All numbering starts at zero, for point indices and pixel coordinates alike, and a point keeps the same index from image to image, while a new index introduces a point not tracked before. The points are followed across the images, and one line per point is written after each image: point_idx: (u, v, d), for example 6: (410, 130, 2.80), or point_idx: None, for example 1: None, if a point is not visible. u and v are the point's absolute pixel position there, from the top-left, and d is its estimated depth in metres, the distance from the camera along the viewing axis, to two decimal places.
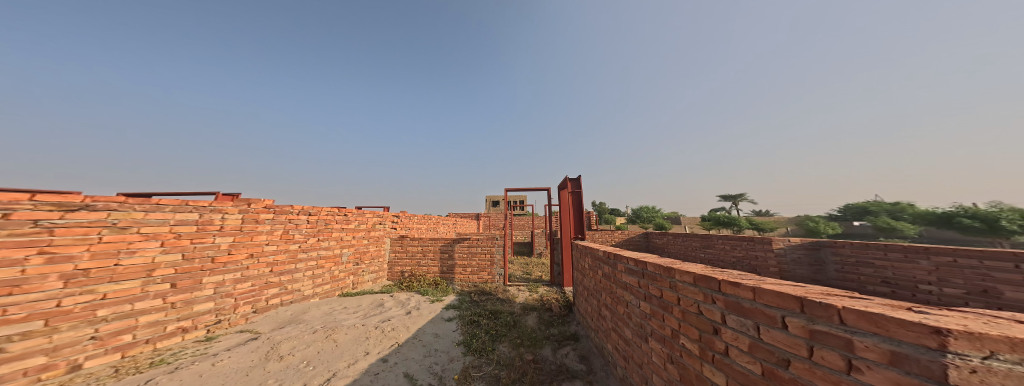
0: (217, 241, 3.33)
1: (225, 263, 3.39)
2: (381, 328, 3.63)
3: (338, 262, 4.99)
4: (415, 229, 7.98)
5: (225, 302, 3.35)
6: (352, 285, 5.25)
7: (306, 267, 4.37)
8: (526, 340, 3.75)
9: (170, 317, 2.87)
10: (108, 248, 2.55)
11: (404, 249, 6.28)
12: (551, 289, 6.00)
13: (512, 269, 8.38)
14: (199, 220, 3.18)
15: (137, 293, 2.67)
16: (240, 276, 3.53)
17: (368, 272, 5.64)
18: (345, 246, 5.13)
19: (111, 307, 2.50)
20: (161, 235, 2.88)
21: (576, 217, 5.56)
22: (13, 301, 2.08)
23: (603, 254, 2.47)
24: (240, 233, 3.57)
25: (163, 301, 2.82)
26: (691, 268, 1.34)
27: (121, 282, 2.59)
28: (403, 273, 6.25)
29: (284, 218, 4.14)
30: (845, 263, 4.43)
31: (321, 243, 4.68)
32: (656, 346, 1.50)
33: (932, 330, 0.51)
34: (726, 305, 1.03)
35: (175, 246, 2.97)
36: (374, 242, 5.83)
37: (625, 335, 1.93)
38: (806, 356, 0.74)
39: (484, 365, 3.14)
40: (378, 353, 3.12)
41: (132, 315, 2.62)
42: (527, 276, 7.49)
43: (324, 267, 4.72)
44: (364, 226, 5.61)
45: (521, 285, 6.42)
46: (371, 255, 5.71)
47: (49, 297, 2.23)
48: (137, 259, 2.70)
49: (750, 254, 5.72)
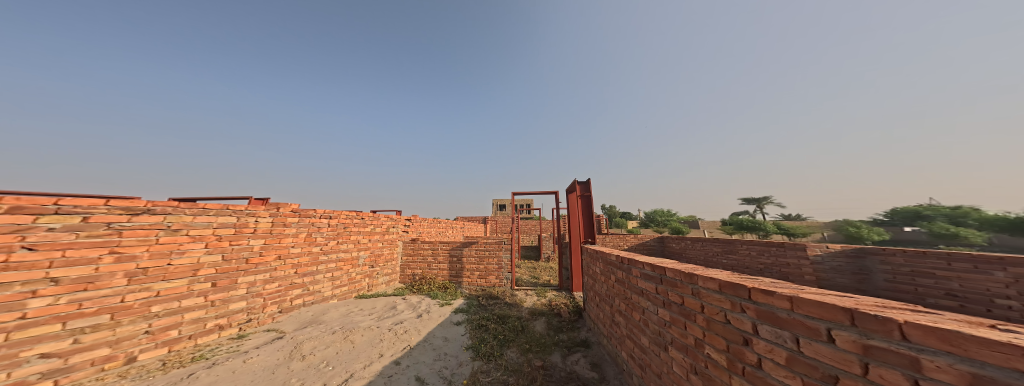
0: (250, 243, 3.46)
1: (257, 264, 3.51)
2: (393, 330, 3.67)
3: (355, 265, 5.09)
4: (424, 232, 8.10)
5: (255, 301, 3.46)
6: (367, 287, 5.33)
7: (326, 269, 4.49)
8: (535, 345, 3.71)
9: (209, 314, 3.01)
10: (163, 249, 2.69)
11: (415, 252, 6.37)
12: (559, 294, 5.95)
13: (519, 274, 8.35)
14: (236, 223, 3.33)
15: (184, 291, 2.80)
16: (268, 277, 3.64)
17: (382, 275, 5.72)
18: (361, 248, 5.23)
19: (162, 303, 2.65)
20: (205, 237, 3.04)
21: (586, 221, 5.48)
22: (87, 296, 2.24)
23: (615, 259, 2.44)
24: (270, 236, 3.70)
25: (205, 299, 2.97)
26: (716, 275, 1.29)
27: (171, 280, 2.73)
28: (414, 276, 6.34)
29: (308, 222, 4.27)
30: (897, 273, 4.07)
31: (339, 246, 4.78)
32: (676, 355, 1.44)
33: (1020, 352, 0.45)
34: (757, 315, 0.98)
35: (216, 248, 3.11)
36: (388, 245, 5.92)
37: (641, 343, 1.87)
38: (858, 374, 0.68)
39: (492, 370, 3.11)
40: (391, 355, 3.14)
41: (179, 311, 2.76)
42: (535, 281, 7.41)
43: (342, 269, 4.83)
44: (379, 229, 5.72)
45: (528, 290, 6.38)
46: (385, 258, 5.80)
47: (115, 293, 2.37)
48: (185, 259, 2.85)
49: (780, 261, 5.50)
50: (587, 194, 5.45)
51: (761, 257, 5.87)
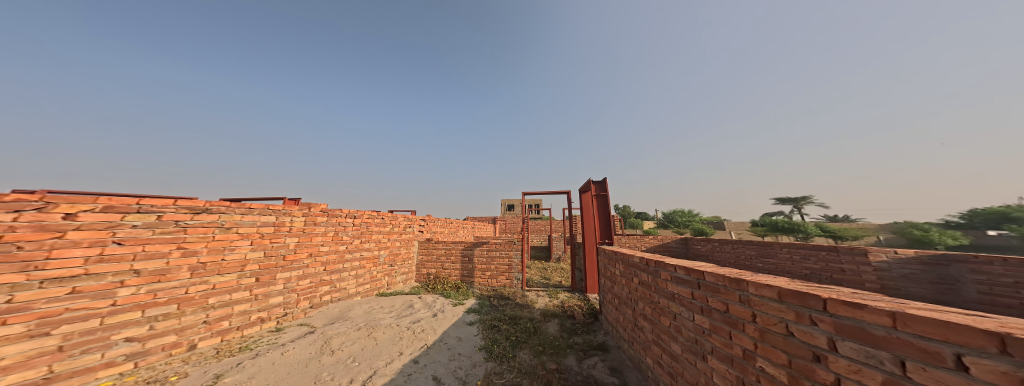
0: (287, 241, 3.64)
1: (292, 261, 3.68)
2: (412, 329, 3.71)
3: (376, 263, 5.19)
4: (437, 232, 8.19)
5: (290, 297, 3.62)
6: (386, 285, 5.44)
7: (350, 267, 4.61)
8: (548, 347, 3.67)
9: (253, 308, 3.22)
10: (217, 245, 2.94)
11: (430, 252, 6.46)
12: (573, 296, 5.87)
13: (530, 274, 8.34)
14: (275, 222, 3.51)
15: (234, 284, 3.05)
16: (301, 274, 3.79)
17: (400, 273, 5.83)
18: (382, 247, 5.33)
19: (217, 296, 2.90)
20: (250, 234, 3.25)
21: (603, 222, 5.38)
22: (161, 286, 2.52)
23: (638, 261, 2.37)
24: (303, 234, 3.86)
25: (250, 293, 3.19)
26: (771, 281, 1.20)
27: (224, 274, 2.98)
28: (429, 275, 6.45)
29: (335, 221, 4.40)
30: (999, 283, 3.37)
31: (362, 245, 4.91)
32: (718, 366, 1.38)
33: None
34: (836, 330, 0.87)
35: (258, 245, 3.31)
36: (405, 244, 6.02)
37: (671, 350, 1.82)
38: None
39: (505, 372, 3.08)
40: (410, 354, 3.18)
41: (229, 304, 3.00)
42: (546, 282, 7.39)
43: (365, 268, 4.95)
44: (397, 229, 5.81)
45: (540, 290, 6.38)
46: (402, 257, 5.90)
47: (181, 285, 2.65)
48: (235, 255, 3.09)
49: (831, 267, 4.92)
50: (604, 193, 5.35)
51: (806, 261, 5.29)
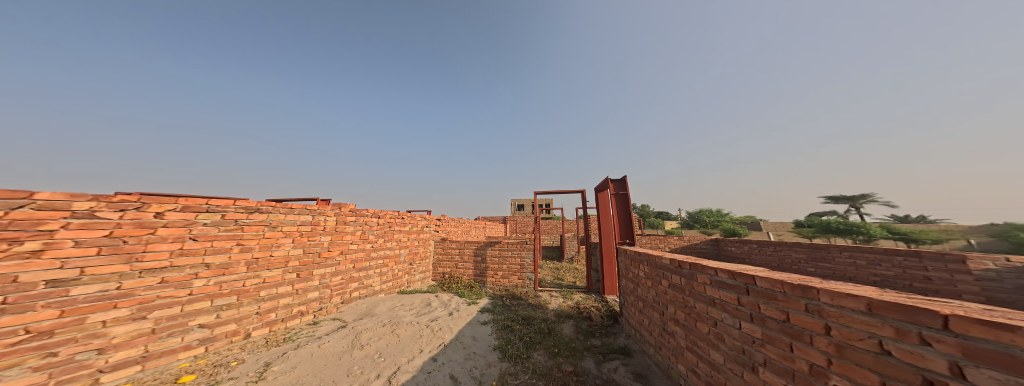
0: (321, 239, 3.98)
1: (326, 258, 4.03)
2: (431, 327, 3.80)
3: (398, 261, 5.47)
4: (452, 232, 8.36)
5: (324, 292, 3.97)
6: (407, 283, 5.70)
7: (376, 265, 4.93)
8: (564, 349, 3.61)
9: (294, 301, 3.55)
10: (268, 241, 3.31)
11: (446, 251, 6.62)
12: (588, 297, 5.83)
13: (542, 274, 8.30)
14: (312, 221, 3.85)
15: (281, 279, 3.42)
16: (334, 271, 4.12)
17: (418, 272, 6.08)
18: (402, 247, 5.57)
19: (267, 289, 3.26)
20: (291, 232, 3.58)
21: (625, 221, 5.19)
22: (225, 279, 2.90)
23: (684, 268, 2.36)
24: (335, 233, 4.19)
25: (293, 288, 3.53)
26: (841, 287, 1.08)
27: (271, 269, 3.33)
28: (444, 274, 6.59)
29: (363, 220, 4.72)
30: None
31: (386, 244, 5.17)
32: (772, 377, 1.32)
33: None
34: (958, 351, 0.68)
35: (298, 243, 3.64)
36: (422, 243, 6.26)
37: (716, 359, 1.78)
38: None
39: (520, 373, 3.05)
40: (428, 351, 3.25)
41: (276, 297, 3.35)
42: (559, 282, 7.36)
43: (388, 266, 5.23)
44: (416, 228, 6.04)
45: (553, 290, 6.37)
46: (420, 256, 6.15)
47: (240, 278, 3.03)
48: (280, 252, 3.44)
49: (911, 274, 4.29)
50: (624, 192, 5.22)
51: (877, 267, 4.70)
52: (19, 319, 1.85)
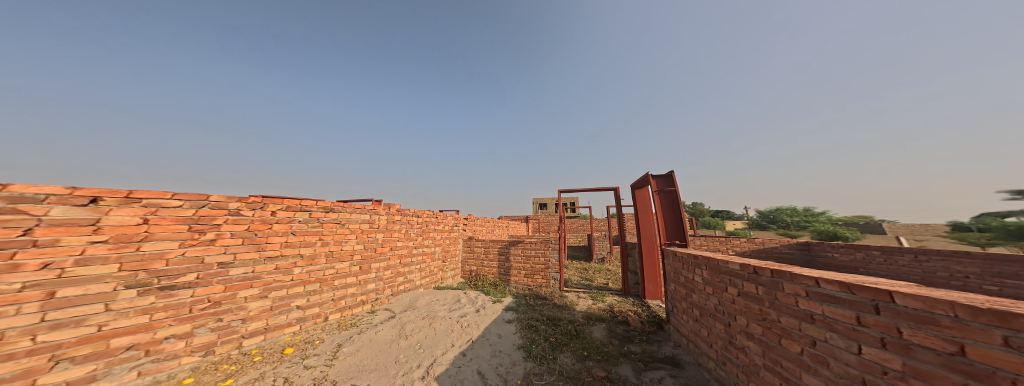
0: (377, 236, 4.83)
1: (380, 253, 4.87)
2: (460, 323, 4.12)
3: (433, 258, 6.07)
4: (479, 230, 8.64)
5: (379, 285, 4.79)
6: (441, 279, 6.28)
7: (417, 262, 5.61)
8: (594, 354, 3.51)
9: (357, 291, 4.42)
10: (339, 236, 4.21)
11: (471, 250, 6.92)
12: (623, 300, 5.57)
13: (567, 274, 8.12)
14: (369, 220, 4.72)
15: (352, 270, 4.35)
16: (386, 265, 4.95)
17: (450, 269, 6.60)
18: (437, 244, 6.20)
19: (339, 279, 4.16)
20: (355, 229, 4.48)
21: (672, 221, 4.76)
22: (314, 268, 3.85)
23: (787, 288, 2.22)
24: (384, 230, 5.00)
25: (357, 279, 4.42)
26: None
27: (339, 263, 4.19)
28: (471, 272, 6.87)
29: (407, 219, 5.48)
30: None
31: (423, 242, 5.83)
32: None
33: None
34: None
35: (360, 239, 4.54)
36: (452, 241, 6.75)
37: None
38: None
39: (545, 374, 3.05)
40: (458, 347, 3.51)
41: (346, 287, 4.24)
42: (588, 282, 7.12)
43: (426, 262, 5.87)
44: (447, 228, 6.61)
45: (582, 292, 6.17)
46: (452, 254, 6.69)
47: (324, 267, 3.97)
48: (348, 247, 4.34)
49: None
50: (671, 188, 4.77)
51: None
52: (206, 290, 2.85)
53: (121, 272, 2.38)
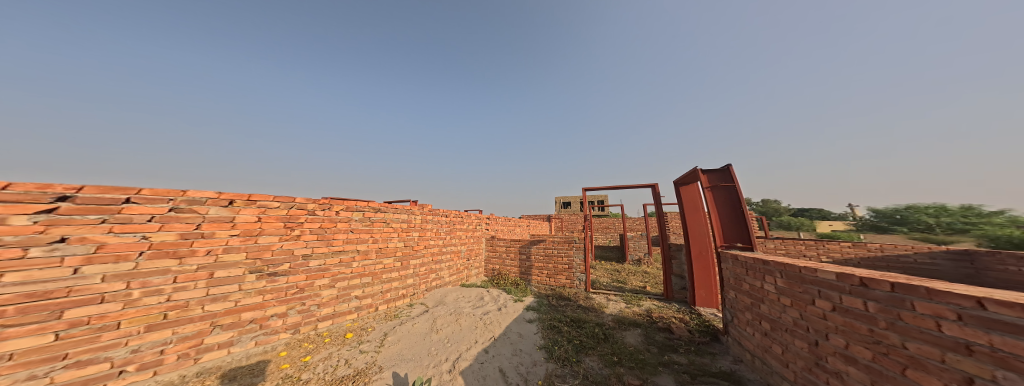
0: (414, 235, 4.90)
1: (417, 250, 4.93)
2: (483, 320, 4.01)
3: (460, 257, 6.03)
4: (501, 229, 8.51)
5: (416, 281, 4.86)
6: (466, 277, 6.24)
7: (445, 260, 5.57)
8: (627, 360, 3.20)
9: (402, 284, 4.60)
10: (387, 234, 4.41)
11: (495, 249, 6.80)
12: (666, 305, 5.12)
13: (596, 275, 7.71)
14: (407, 220, 4.78)
15: (396, 266, 4.52)
16: (422, 262, 5.01)
17: (474, 268, 6.53)
18: (463, 243, 6.16)
19: (388, 273, 4.38)
20: (399, 227, 4.64)
21: (729, 221, 4.26)
22: (369, 262, 4.12)
23: (919, 307, 1.71)
24: (421, 229, 5.06)
25: (400, 275, 4.56)
26: None
27: (384, 259, 4.34)
28: (494, 270, 6.76)
29: (439, 218, 5.54)
30: None
31: (450, 241, 5.78)
32: None
33: None
34: None
35: (402, 238, 4.66)
36: (476, 240, 6.67)
37: None
38: None
39: (568, 376, 2.83)
40: (481, 343, 3.42)
41: (393, 280, 4.45)
42: (620, 285, 6.67)
43: (454, 260, 5.84)
44: (471, 227, 6.53)
45: (613, 294, 5.80)
46: (475, 252, 6.60)
47: (375, 262, 4.20)
48: (396, 243, 4.54)
49: None
50: (727, 184, 4.27)
51: None
52: (296, 278, 3.34)
53: (247, 259, 2.97)
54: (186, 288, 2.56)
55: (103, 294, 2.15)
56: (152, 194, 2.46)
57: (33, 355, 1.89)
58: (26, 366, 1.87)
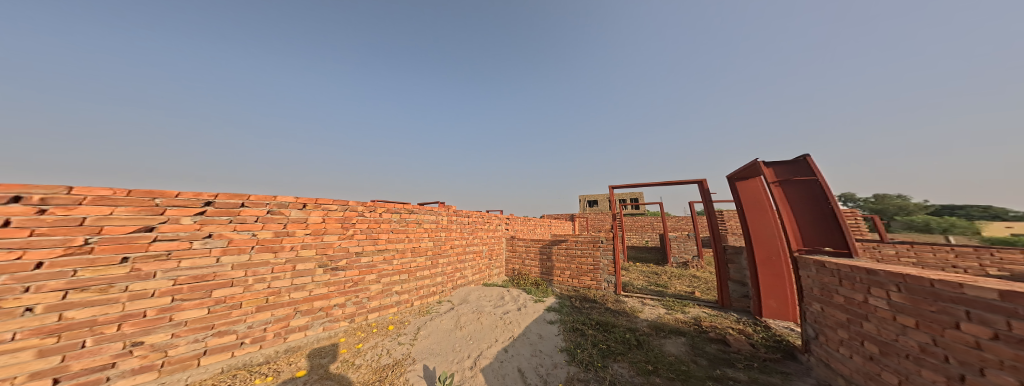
0: (441, 235, 4.85)
1: (444, 250, 4.88)
2: (503, 319, 3.84)
3: (482, 256, 5.92)
4: (520, 229, 8.27)
5: (444, 280, 4.82)
6: (488, 276, 6.12)
7: (468, 259, 5.48)
8: (666, 369, 2.82)
9: (432, 282, 4.57)
10: (420, 235, 4.42)
11: (515, 249, 6.63)
12: (722, 315, 4.57)
13: (630, 278, 7.18)
14: (436, 221, 4.77)
15: (427, 263, 4.51)
16: (448, 261, 4.95)
17: (495, 267, 6.39)
18: (484, 243, 6.04)
19: (421, 271, 4.37)
20: (430, 229, 4.62)
21: (810, 220, 3.64)
22: (407, 261, 4.14)
23: None
24: (447, 228, 5.02)
25: (430, 273, 4.54)
26: None
27: (418, 257, 4.34)
28: (514, 271, 6.58)
29: (463, 219, 5.48)
30: None
31: (473, 241, 5.68)
32: None
33: None
34: None
35: (431, 237, 4.63)
36: (496, 240, 6.53)
37: None
38: None
39: (592, 381, 2.57)
40: (502, 342, 3.24)
41: (425, 278, 4.44)
42: (659, 289, 6.12)
43: (476, 259, 5.74)
44: (491, 228, 6.39)
45: (650, 300, 5.30)
46: (496, 252, 6.45)
47: (411, 260, 4.21)
48: (427, 243, 4.53)
49: None
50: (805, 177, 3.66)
51: None
52: (353, 272, 3.44)
53: (316, 256, 3.10)
54: (280, 277, 2.81)
55: (232, 279, 2.51)
56: (259, 199, 2.74)
57: (197, 323, 2.30)
58: (193, 332, 2.28)
